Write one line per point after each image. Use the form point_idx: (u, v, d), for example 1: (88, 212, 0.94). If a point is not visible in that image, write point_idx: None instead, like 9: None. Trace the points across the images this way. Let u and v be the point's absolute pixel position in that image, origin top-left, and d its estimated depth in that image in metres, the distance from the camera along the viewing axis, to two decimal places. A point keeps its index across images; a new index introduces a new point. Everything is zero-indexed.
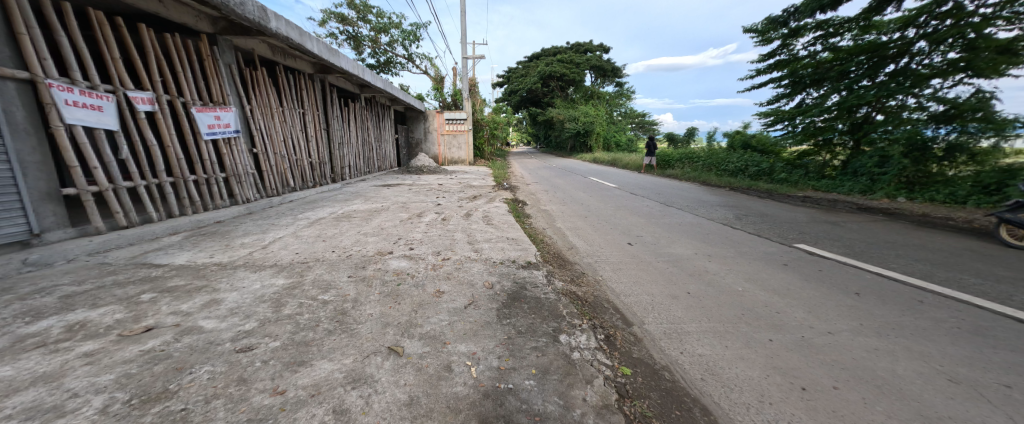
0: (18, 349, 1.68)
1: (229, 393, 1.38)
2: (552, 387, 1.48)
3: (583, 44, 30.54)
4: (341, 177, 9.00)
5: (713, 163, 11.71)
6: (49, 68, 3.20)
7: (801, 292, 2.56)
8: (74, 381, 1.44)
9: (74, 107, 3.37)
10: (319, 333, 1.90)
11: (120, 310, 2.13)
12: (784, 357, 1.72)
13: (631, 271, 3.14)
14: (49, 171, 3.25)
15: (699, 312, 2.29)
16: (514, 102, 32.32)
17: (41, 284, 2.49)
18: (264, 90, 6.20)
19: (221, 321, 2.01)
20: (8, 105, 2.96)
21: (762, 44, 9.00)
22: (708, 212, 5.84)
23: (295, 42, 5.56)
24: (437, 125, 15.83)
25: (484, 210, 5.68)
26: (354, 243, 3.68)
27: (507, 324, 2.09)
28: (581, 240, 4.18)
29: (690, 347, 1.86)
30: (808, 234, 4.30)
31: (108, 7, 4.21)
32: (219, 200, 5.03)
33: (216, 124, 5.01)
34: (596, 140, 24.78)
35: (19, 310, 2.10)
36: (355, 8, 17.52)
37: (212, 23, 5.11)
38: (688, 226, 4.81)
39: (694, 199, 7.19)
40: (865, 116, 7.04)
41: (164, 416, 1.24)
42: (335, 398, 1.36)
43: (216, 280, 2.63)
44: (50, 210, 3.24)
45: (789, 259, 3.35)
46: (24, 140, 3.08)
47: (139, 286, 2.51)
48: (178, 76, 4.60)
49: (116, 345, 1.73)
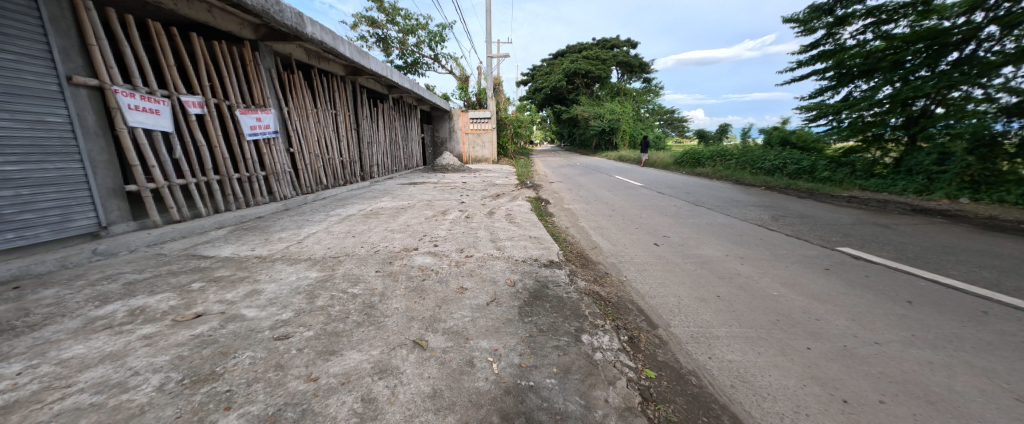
0: (89, 330, 1.88)
1: (269, 378, 1.48)
2: (574, 387, 1.47)
3: (610, 40, 29.86)
4: (370, 176, 9.30)
5: (747, 160, 11.13)
6: (115, 75, 3.53)
7: (845, 299, 2.38)
8: (135, 360, 1.60)
9: (136, 110, 3.70)
10: (349, 325, 1.99)
11: (174, 297, 2.33)
12: (824, 367, 1.62)
13: (656, 272, 3.05)
14: (115, 170, 3.58)
15: (731, 316, 2.19)
16: (539, 101, 32.15)
17: (108, 272, 2.76)
18: (301, 93, 6.52)
19: (262, 310, 2.15)
20: (81, 109, 3.30)
21: (804, 35, 8.49)
22: (741, 211, 5.58)
23: (329, 46, 5.78)
24: (462, 124, 16.06)
25: (508, 208, 5.74)
26: (381, 239, 3.80)
27: (529, 322, 2.10)
28: (605, 240, 4.11)
29: (719, 353, 1.79)
30: (854, 237, 3.99)
31: (164, 19, 4.58)
32: (259, 197, 5.35)
33: (257, 126, 5.33)
34: (621, 137, 24.28)
35: (90, 295, 2.35)
36: (384, 11, 17.95)
37: (255, 30, 5.43)
38: (720, 226, 4.60)
39: (727, 198, 6.89)
40: (923, 108, 6.40)
41: (213, 397, 1.35)
42: (363, 387, 1.43)
43: (257, 271, 2.81)
44: (117, 205, 3.57)
45: (831, 263, 3.13)
46: (95, 141, 3.41)
47: (190, 275, 2.73)
48: (224, 80, 4.93)
49: (171, 329, 1.90)
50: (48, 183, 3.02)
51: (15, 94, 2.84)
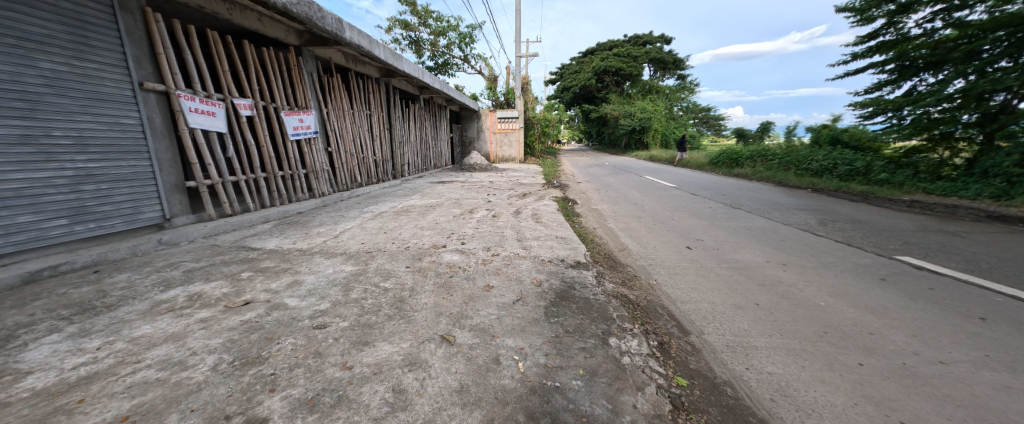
0: (155, 311, 2.09)
1: (308, 364, 1.57)
2: (601, 391, 1.45)
3: (642, 36, 28.99)
4: (401, 174, 9.60)
5: (791, 161, 10.41)
6: (179, 81, 3.87)
7: (903, 312, 2.18)
8: (193, 341, 1.76)
9: (195, 113, 4.04)
10: (381, 318, 2.07)
11: (226, 284, 2.53)
12: (878, 385, 1.49)
13: (688, 276, 2.93)
14: (177, 168, 3.93)
15: (772, 326, 2.07)
16: (567, 100, 31.79)
17: (171, 260, 3.05)
18: (339, 95, 6.84)
19: (302, 299, 2.29)
20: (151, 112, 3.65)
21: (860, 25, 7.79)
22: (784, 215, 5.25)
23: (365, 50, 6.03)
24: (490, 124, 16.21)
25: (534, 208, 5.72)
26: (411, 236, 3.92)
27: (555, 322, 2.09)
28: (635, 242, 3.99)
29: (758, 364, 1.70)
30: (916, 245, 3.64)
31: (220, 28, 4.97)
32: (300, 193, 5.68)
33: (299, 126, 5.66)
34: (652, 137, 23.53)
35: (156, 280, 2.60)
36: (417, 14, 18.44)
37: (299, 37, 5.77)
38: (759, 231, 4.34)
39: (768, 201, 6.49)
40: (1003, 103, 5.74)
41: (259, 378, 1.46)
42: (394, 378, 1.49)
43: (298, 263, 2.99)
44: (178, 200, 3.92)
45: (887, 273, 2.87)
46: (162, 141, 3.76)
47: (240, 265, 2.96)
48: (271, 84, 5.28)
49: (223, 314, 2.06)
50: (122, 178, 3.38)
51: (98, 99, 3.21)
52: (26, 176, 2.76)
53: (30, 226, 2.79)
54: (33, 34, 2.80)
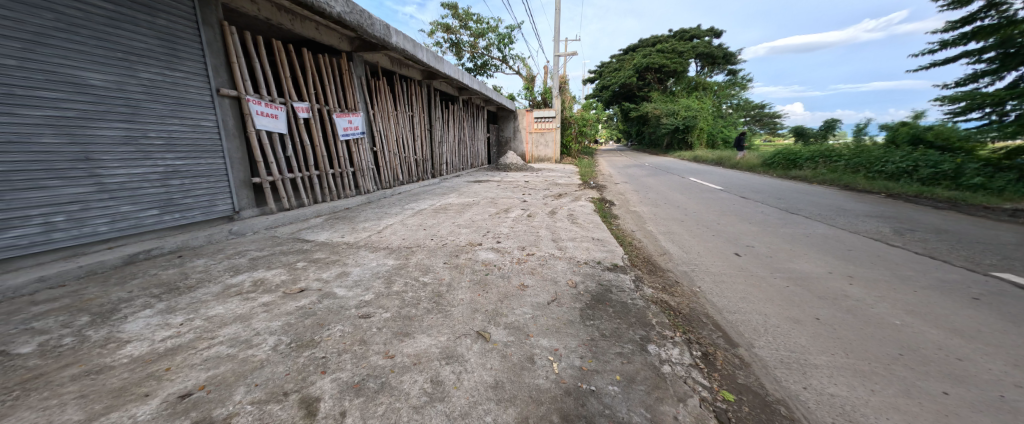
0: (227, 294, 2.34)
1: (354, 351, 1.68)
2: (639, 399, 1.41)
3: (688, 30, 27.61)
4: (438, 173, 9.89)
5: (860, 162, 9.38)
6: (247, 87, 4.28)
7: (1000, 338, 1.89)
8: (257, 323, 1.94)
9: (261, 116, 4.44)
10: (420, 311, 2.16)
11: (284, 272, 2.77)
12: (967, 419, 1.30)
13: (737, 285, 2.75)
14: (246, 166, 4.35)
15: (835, 344, 1.88)
16: (605, 99, 31.03)
17: (237, 248, 3.38)
18: (384, 97, 7.19)
19: (349, 290, 2.45)
20: (225, 116, 4.07)
21: (953, 8, 6.86)
22: (850, 222, 4.75)
23: (410, 54, 6.29)
24: (526, 124, 16.25)
25: (569, 209, 5.65)
26: (449, 233, 4.04)
27: (591, 325, 2.06)
28: (676, 246, 3.82)
29: (818, 384, 1.56)
30: (1020, 261, 3.13)
31: (282, 37, 5.43)
32: (348, 190, 6.05)
33: (348, 127, 6.03)
34: (698, 137, 22.55)
35: (227, 266, 2.91)
36: (458, 17, 18.89)
37: (350, 43, 6.15)
38: (820, 238, 3.96)
39: (831, 206, 5.91)
40: None
41: (312, 360, 1.58)
42: (432, 369, 1.54)
43: (345, 256, 3.20)
44: (245, 194, 4.33)
45: (980, 291, 2.51)
46: (233, 141, 4.18)
47: (295, 255, 3.21)
48: (324, 88, 5.67)
49: (282, 299, 2.26)
50: (202, 174, 3.81)
51: (184, 104, 3.64)
52: (129, 171, 3.19)
53: (131, 215, 3.23)
54: (135, 48, 3.24)
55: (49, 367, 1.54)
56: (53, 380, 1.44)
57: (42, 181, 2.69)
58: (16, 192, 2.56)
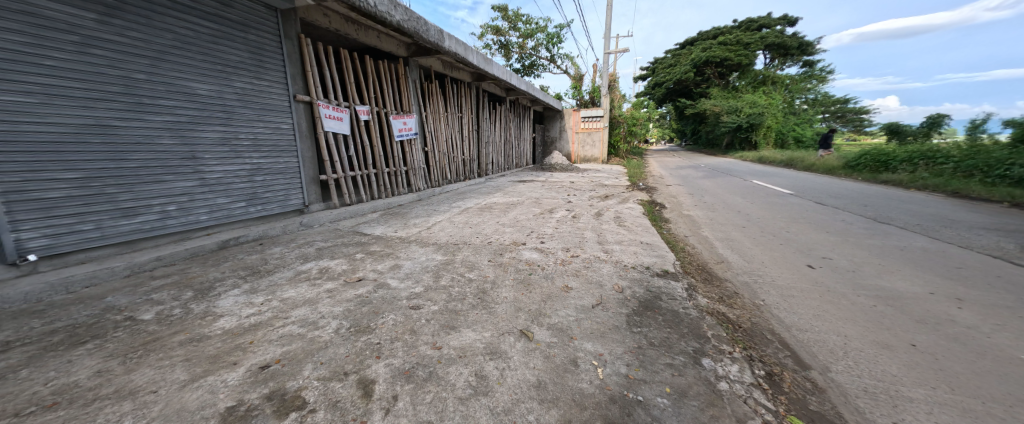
0: (297, 279, 2.61)
1: (405, 339, 1.78)
2: (691, 414, 1.33)
3: (756, 20, 25.37)
4: (483, 173, 10.10)
5: (976, 165, 7.91)
6: (317, 92, 4.71)
7: None
8: (322, 306, 2.14)
9: (329, 119, 4.87)
10: (465, 306, 2.23)
11: (344, 262, 3.02)
12: None
13: (809, 301, 2.47)
14: (315, 164, 4.80)
15: (935, 376, 1.62)
16: (656, 97, 29.52)
17: (305, 239, 3.75)
18: (435, 99, 7.50)
19: (401, 281, 2.60)
20: (299, 119, 4.53)
21: None
22: (959, 236, 4.02)
23: (461, 56, 6.50)
24: (572, 124, 16.01)
25: (616, 210, 5.47)
26: (493, 232, 4.12)
27: (639, 332, 1.97)
28: (736, 254, 3.53)
29: (912, 420, 1.35)
30: None
31: (347, 46, 5.91)
32: (401, 188, 6.41)
33: (403, 129, 6.40)
34: (761, 134, 20.87)
35: (297, 254, 3.24)
36: (508, 18, 19.11)
37: (406, 49, 6.51)
38: (917, 253, 3.42)
39: (933, 216, 5.06)
40: None
41: (368, 345, 1.71)
42: (476, 364, 1.59)
43: (397, 250, 3.40)
44: (314, 190, 4.78)
45: None
46: (305, 142, 4.63)
47: (354, 247, 3.48)
48: (382, 92, 6.06)
49: (343, 287, 2.46)
50: (279, 172, 4.28)
51: (267, 110, 4.12)
52: (224, 168, 3.70)
53: (225, 206, 3.73)
54: (232, 61, 3.74)
55: (163, 332, 1.83)
56: (166, 344, 1.72)
57: (162, 175, 3.20)
58: (143, 184, 3.08)
